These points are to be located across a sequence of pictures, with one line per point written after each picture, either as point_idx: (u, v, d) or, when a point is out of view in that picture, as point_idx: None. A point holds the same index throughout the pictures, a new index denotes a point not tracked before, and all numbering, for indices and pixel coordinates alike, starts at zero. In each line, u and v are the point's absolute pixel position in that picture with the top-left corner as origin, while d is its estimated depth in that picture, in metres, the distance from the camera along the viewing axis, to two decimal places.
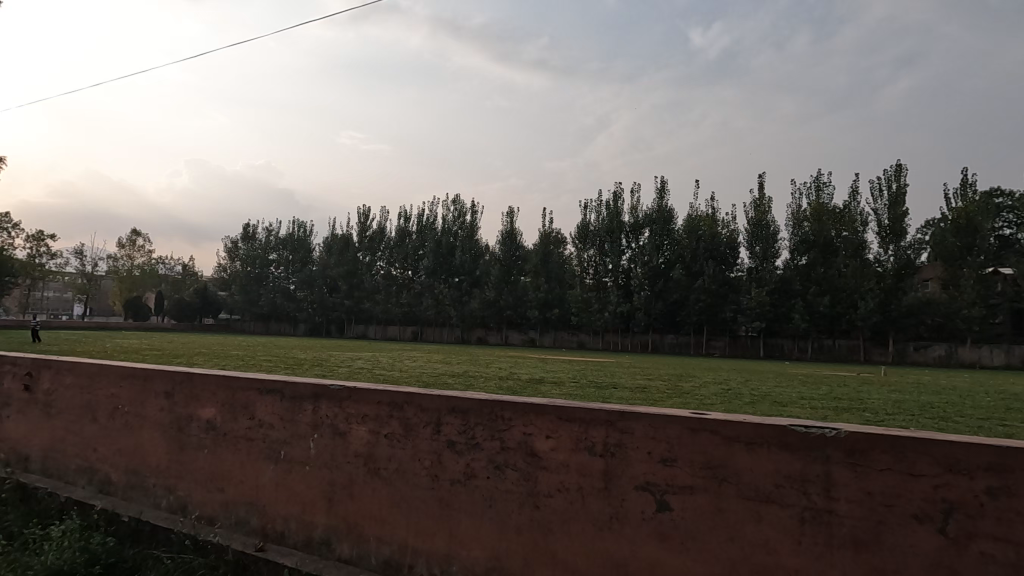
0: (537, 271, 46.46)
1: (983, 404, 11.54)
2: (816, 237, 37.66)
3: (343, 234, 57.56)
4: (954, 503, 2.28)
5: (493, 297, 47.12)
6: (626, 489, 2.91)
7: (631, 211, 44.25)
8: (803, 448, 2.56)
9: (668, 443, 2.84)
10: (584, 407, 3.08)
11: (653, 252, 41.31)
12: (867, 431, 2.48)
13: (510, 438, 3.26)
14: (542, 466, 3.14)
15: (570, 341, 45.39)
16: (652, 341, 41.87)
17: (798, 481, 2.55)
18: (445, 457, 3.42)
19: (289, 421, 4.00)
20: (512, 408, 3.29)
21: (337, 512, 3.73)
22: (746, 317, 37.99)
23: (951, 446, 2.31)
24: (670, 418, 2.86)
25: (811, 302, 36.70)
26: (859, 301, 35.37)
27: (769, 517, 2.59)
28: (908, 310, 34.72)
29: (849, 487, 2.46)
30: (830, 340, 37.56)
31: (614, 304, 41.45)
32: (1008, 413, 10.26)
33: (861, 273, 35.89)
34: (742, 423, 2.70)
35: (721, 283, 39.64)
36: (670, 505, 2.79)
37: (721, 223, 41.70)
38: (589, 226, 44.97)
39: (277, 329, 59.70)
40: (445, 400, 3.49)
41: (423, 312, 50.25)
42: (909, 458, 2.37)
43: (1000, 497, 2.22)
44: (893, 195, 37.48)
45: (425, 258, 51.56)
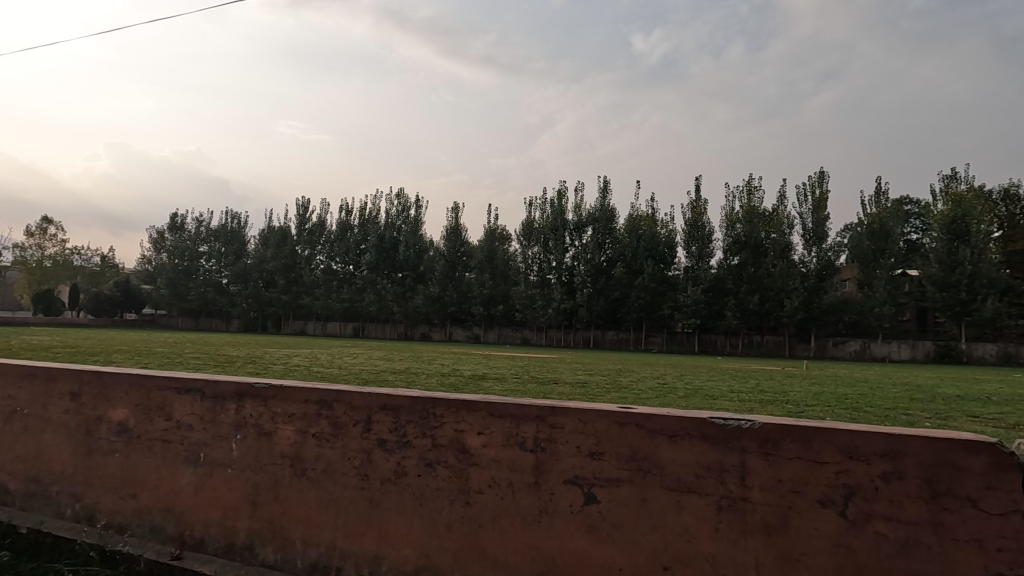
0: (482, 268, 46.22)
1: (890, 395, 12.59)
2: (747, 238, 39.49)
3: (280, 226, 55.36)
4: (853, 488, 2.45)
5: (437, 292, 46.70)
6: (555, 483, 2.95)
7: (575, 209, 45.02)
8: (721, 440, 2.68)
9: (596, 437, 2.90)
10: (516, 404, 3.10)
11: (595, 250, 42.28)
12: (778, 423, 2.62)
13: (442, 435, 3.23)
14: (473, 463, 3.14)
15: (514, 337, 45.69)
16: (593, 337, 43.02)
17: (716, 471, 2.67)
18: (376, 456, 3.35)
19: (210, 421, 3.80)
20: (444, 405, 3.26)
21: (261, 516, 3.58)
22: (682, 313, 39.46)
23: (851, 434, 2.48)
24: (598, 412, 2.93)
25: (742, 300, 38.70)
26: (784, 300, 37.60)
27: (690, 506, 2.69)
28: (828, 308, 37.08)
29: (761, 476, 2.59)
30: (759, 336, 39.86)
31: (558, 300, 42.04)
32: (911, 403, 11.25)
33: (787, 273, 38.05)
34: (665, 417, 2.80)
35: (659, 281, 40.85)
36: (597, 498, 2.86)
37: (661, 223, 43.10)
38: (534, 223, 45.50)
39: (208, 324, 56.71)
40: (375, 398, 3.42)
41: (365, 308, 49.11)
42: (815, 446, 2.52)
43: (891, 480, 2.41)
44: (816, 199, 40.09)
45: (367, 253, 50.41)
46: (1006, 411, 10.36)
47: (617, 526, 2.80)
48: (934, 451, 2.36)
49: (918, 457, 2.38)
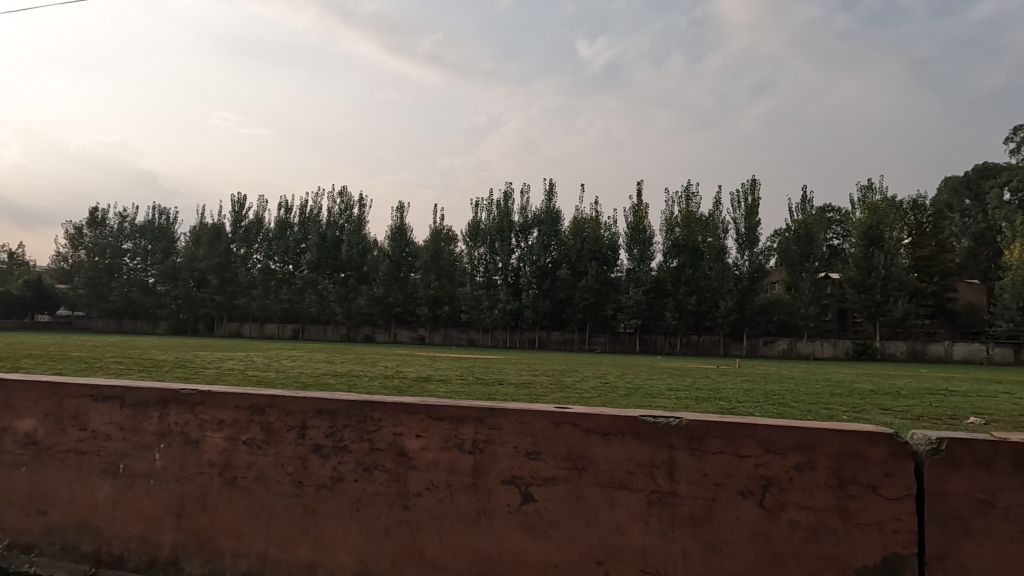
0: (427, 269, 45.76)
1: (814, 391, 13.44)
2: (685, 242, 41.12)
3: (214, 224, 52.78)
4: (770, 479, 2.62)
5: (382, 293, 45.84)
6: (493, 484, 2.98)
7: (521, 210, 45.50)
8: (652, 437, 2.80)
9: (534, 437, 2.96)
10: (454, 407, 3.11)
11: (540, 252, 42.72)
12: (703, 420, 2.76)
13: (380, 439, 3.20)
14: (412, 466, 3.12)
15: (460, 338, 45.51)
16: (539, 337, 43.38)
17: (646, 466, 2.78)
18: (311, 462, 3.27)
19: (131, 430, 3.59)
20: (382, 408, 3.23)
21: (187, 528, 3.42)
22: (624, 314, 40.50)
23: (769, 430, 2.65)
24: (536, 413, 2.98)
25: (681, 301, 40.21)
26: (719, 301, 39.36)
27: (623, 501, 2.79)
28: (760, 309, 39.05)
29: (688, 470, 2.72)
30: (696, 336, 41.43)
31: (504, 302, 42.20)
32: (832, 398, 12.05)
33: (722, 275, 39.89)
34: (600, 416, 2.89)
35: (603, 283, 41.82)
36: (534, 497, 2.91)
37: (604, 226, 44.30)
38: (480, 224, 45.68)
39: (132, 327, 53.26)
40: (310, 402, 3.34)
41: (305, 310, 47.51)
42: (737, 440, 2.68)
43: (804, 471, 2.59)
44: (749, 206, 42.30)
45: (307, 252, 48.87)
46: (913, 403, 11.29)
47: (554, 523, 2.87)
48: (841, 444, 2.56)
49: (826, 448, 2.57)
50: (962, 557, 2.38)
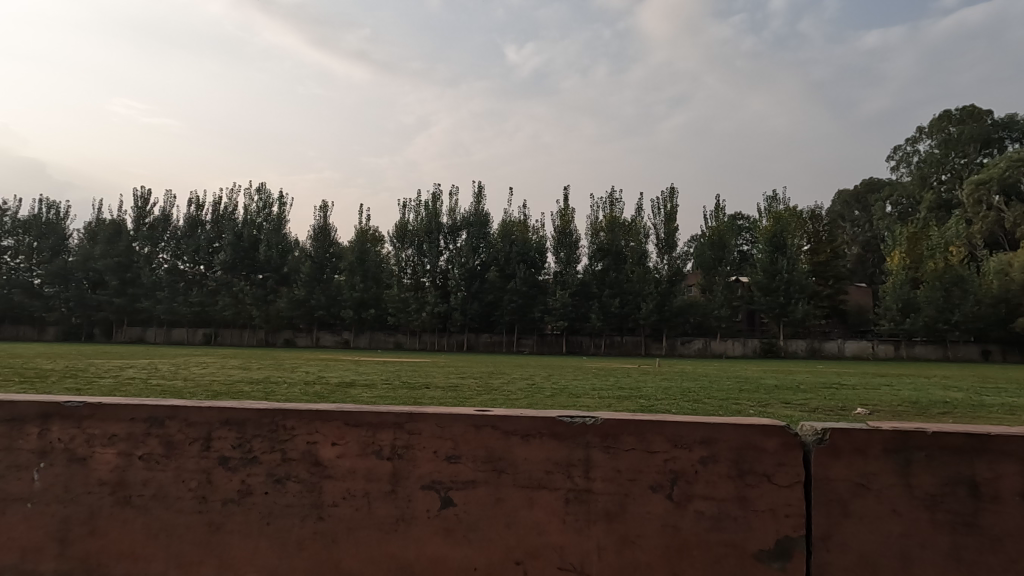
0: (352, 270, 44.43)
1: (725, 387, 14.30)
2: (609, 246, 42.69)
3: (113, 220, 48.47)
4: (678, 473, 2.76)
5: (303, 295, 43.99)
6: (411, 489, 2.94)
7: (449, 212, 45.31)
8: (568, 436, 2.87)
9: (453, 441, 2.95)
10: (371, 412, 3.05)
11: (469, 254, 42.71)
12: (617, 418, 2.86)
13: (292, 448, 3.07)
14: (327, 475, 3.02)
15: (387, 341, 44.51)
16: (467, 340, 43.28)
17: (564, 465, 2.85)
18: (216, 476, 3.08)
19: (4, 449, 3.22)
20: (296, 416, 3.10)
21: (73, 555, 3.10)
22: (552, 316, 41.14)
23: (677, 426, 2.80)
24: (455, 417, 2.97)
25: (605, 304, 41.49)
26: (641, 303, 41.02)
27: (541, 501, 2.84)
28: (678, 311, 40.99)
29: (603, 468, 2.82)
30: (620, 337, 42.91)
31: (432, 304, 41.73)
32: (741, 394, 12.86)
33: (643, 278, 41.68)
34: (519, 418, 2.93)
35: (531, 285, 42.37)
36: (453, 501, 2.90)
37: (532, 230, 45.08)
38: (407, 225, 45.11)
39: (13, 333, 47.74)
40: (217, 412, 3.15)
41: (219, 313, 44.64)
42: (648, 437, 2.80)
43: (707, 464, 2.75)
44: (667, 212, 44.50)
45: (221, 252, 46.04)
46: (811, 397, 12.28)
47: (474, 526, 2.87)
48: (740, 437, 2.74)
49: (728, 441, 2.75)
50: (843, 536, 2.62)
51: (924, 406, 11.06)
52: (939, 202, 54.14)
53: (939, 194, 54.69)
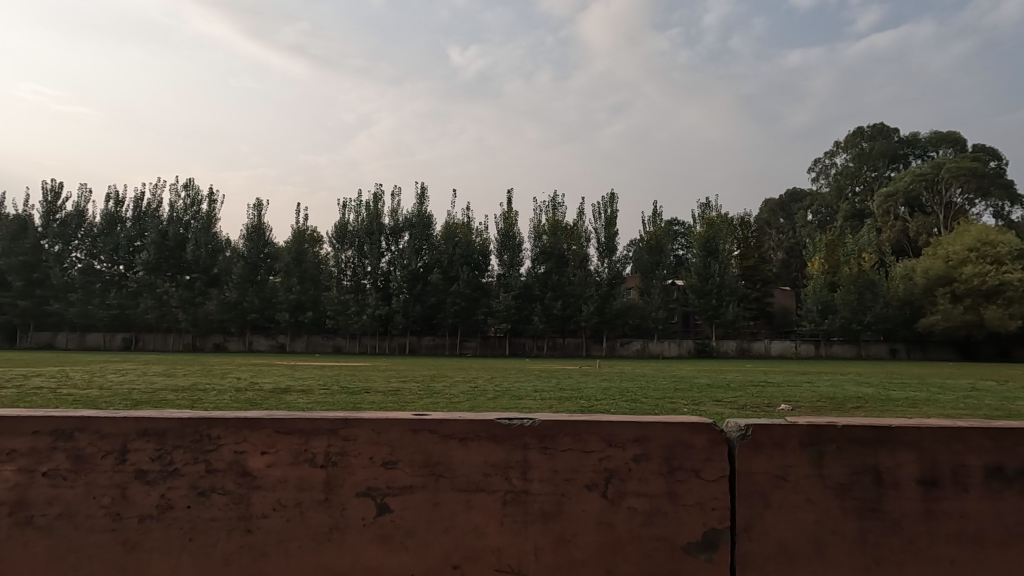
0: (289, 271, 42.81)
1: (661, 387, 14.80)
2: (552, 249, 43.39)
3: (17, 215, 44.38)
4: (613, 471, 2.84)
5: (235, 298, 41.96)
6: (346, 497, 2.87)
7: (391, 213, 44.60)
8: (506, 438, 2.89)
9: (390, 447, 2.90)
10: (305, 419, 2.95)
11: (412, 256, 42.14)
12: (554, 419, 2.91)
13: (218, 459, 2.92)
14: (256, 485, 2.89)
15: (325, 345, 43.18)
16: (409, 343, 42.70)
17: (501, 468, 2.87)
18: (133, 490, 2.89)
19: None
20: (222, 425, 2.95)
21: None
22: (495, 318, 41.16)
23: (611, 425, 2.88)
24: (392, 422, 2.92)
25: (548, 306, 42.03)
26: (582, 305, 41.76)
27: (478, 503, 2.84)
28: (617, 313, 42.05)
29: (540, 469, 2.85)
30: (562, 339, 43.59)
31: (373, 306, 40.85)
32: (677, 393, 13.34)
33: (585, 281, 42.47)
34: (458, 421, 2.92)
35: (474, 288, 42.23)
36: (390, 507, 2.85)
37: (476, 232, 45.14)
38: (347, 225, 44.00)
39: None
40: (133, 422, 2.95)
41: (140, 316, 41.78)
42: (584, 438, 2.86)
43: (641, 462, 2.84)
44: (608, 217, 45.73)
45: (143, 251, 43.14)
46: (740, 395, 12.92)
47: (411, 532, 2.83)
48: (670, 435, 2.85)
49: (658, 439, 2.85)
50: (765, 526, 2.78)
51: (839, 401, 11.88)
52: (853, 212, 58.47)
53: (853, 204, 59.08)
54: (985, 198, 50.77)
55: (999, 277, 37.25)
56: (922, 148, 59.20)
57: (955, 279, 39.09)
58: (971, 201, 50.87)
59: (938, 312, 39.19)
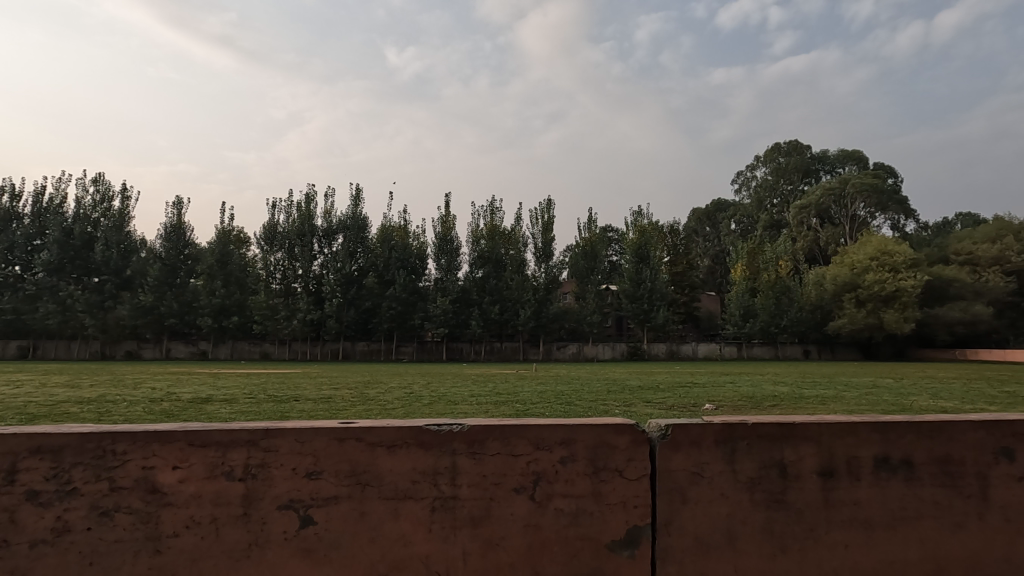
0: (212, 274, 40.52)
1: (595, 390, 15.16)
2: (489, 254, 43.55)
3: None
4: (540, 474, 2.89)
5: (150, 302, 39.11)
6: (267, 511, 2.76)
7: (325, 214, 43.20)
8: (434, 444, 2.88)
9: (314, 457, 2.81)
10: (222, 430, 2.81)
11: (345, 259, 40.98)
12: (482, 425, 2.93)
13: (125, 475, 2.73)
14: (167, 502, 2.73)
15: (252, 352, 41.20)
16: (342, 349, 41.50)
17: (430, 474, 2.86)
18: (24, 515, 2.64)
19: None
20: (128, 439, 2.76)
21: None
22: (432, 323, 40.74)
23: (539, 428, 2.93)
24: (316, 430, 2.84)
25: (485, 310, 42.06)
26: (519, 310, 42.07)
27: (406, 510, 2.81)
28: (553, 317, 42.76)
29: (468, 474, 2.86)
30: (499, 343, 43.81)
31: (304, 311, 39.36)
32: (609, 395, 13.70)
33: (522, 286, 42.87)
34: (385, 428, 2.88)
35: (410, 292, 41.53)
36: (314, 519, 2.77)
37: (413, 235, 44.48)
38: (277, 226, 42.24)
39: None
40: (25, 439, 2.70)
41: (39, 323, 38.12)
42: (512, 441, 2.90)
43: (567, 464, 2.91)
44: (545, 223, 46.45)
45: (44, 251, 39.43)
46: (668, 396, 13.46)
47: (334, 544, 2.76)
48: (595, 436, 2.94)
49: (584, 440, 2.93)
50: (683, 520, 2.92)
51: (758, 400, 12.62)
52: (772, 222, 62.47)
53: (772, 215, 63.15)
54: (885, 211, 55.63)
55: (896, 283, 40.93)
56: (831, 164, 64.29)
57: (859, 285, 42.69)
58: (873, 215, 55.69)
59: (845, 316, 42.60)
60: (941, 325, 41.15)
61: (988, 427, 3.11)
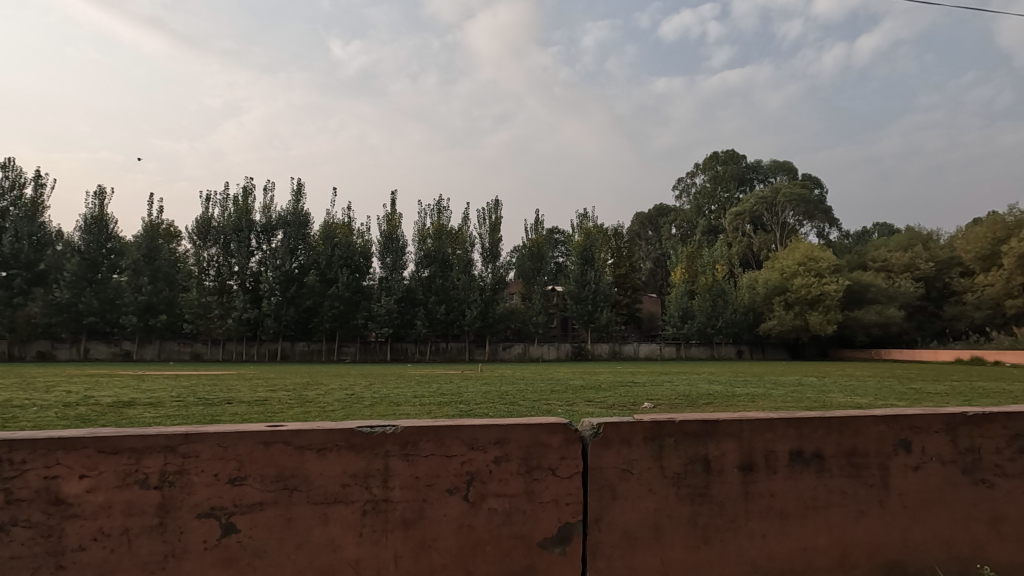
0: (138, 269, 38.06)
1: (539, 390, 15.28)
2: (436, 254, 43.14)
3: None
4: (474, 474, 2.89)
5: (66, 299, 36.27)
6: (185, 520, 2.63)
7: (263, 209, 41.44)
8: (367, 447, 2.82)
9: (238, 461, 2.70)
10: (137, 435, 2.65)
11: (285, 257, 39.53)
12: (415, 425, 2.91)
13: (24, 485, 2.53)
14: (73, 514, 2.55)
15: (182, 352, 39.09)
16: (281, 349, 40.02)
17: (361, 477, 2.80)
18: None
19: None
20: (28, 447, 2.55)
21: None
22: (376, 323, 39.95)
23: (473, 428, 2.94)
24: (241, 434, 2.72)
25: (431, 310, 41.65)
26: (465, 310, 41.91)
27: (336, 516, 2.75)
28: (500, 317, 42.83)
29: (401, 476, 2.83)
30: (444, 343, 43.52)
31: (240, 309, 37.76)
32: (552, 395, 13.83)
33: (468, 286, 42.67)
34: (315, 431, 2.80)
35: (354, 291, 40.52)
36: (236, 527, 2.66)
37: (357, 233, 43.35)
38: (211, 220, 40.16)
39: None
40: None
41: None
42: (445, 441, 2.89)
43: (501, 463, 2.93)
44: (492, 223, 46.43)
45: None
46: (609, 395, 13.72)
47: (259, 552, 2.66)
48: (529, 436, 2.97)
49: (518, 440, 2.96)
50: (613, 517, 3.00)
51: (693, 399, 13.09)
52: (710, 228, 65.21)
53: (709, 221, 65.90)
54: (811, 220, 59.22)
55: (820, 288, 43.61)
56: (764, 174, 67.78)
57: (787, 289, 45.25)
58: (801, 223, 59.11)
59: (775, 318, 45.04)
60: (859, 327, 44.17)
61: (889, 420, 3.37)
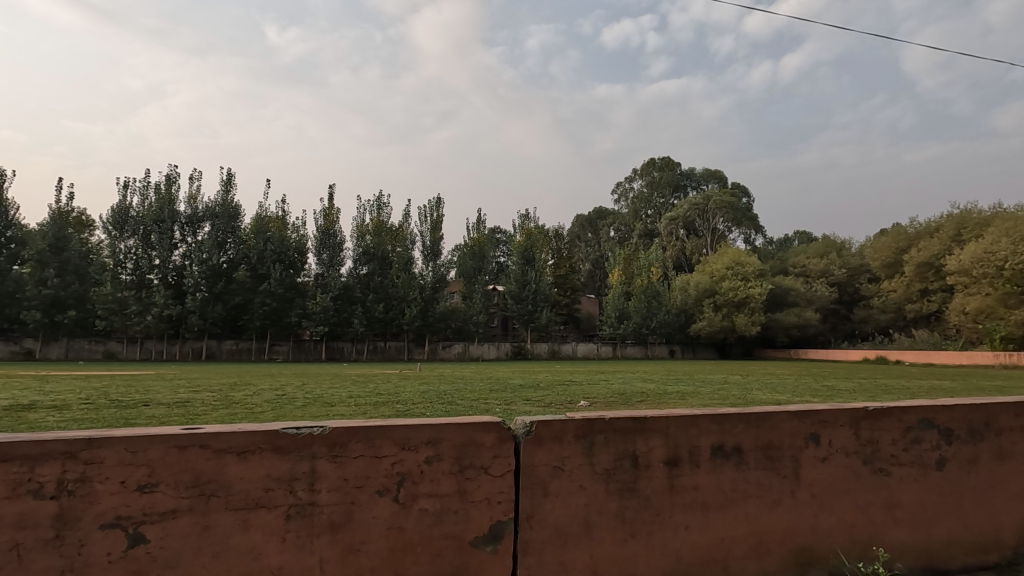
0: (43, 261, 34.84)
1: (477, 390, 15.23)
2: (375, 251, 42.18)
3: None
4: (405, 474, 2.85)
5: None
6: (86, 531, 2.43)
7: (189, 199, 39.04)
8: (292, 449, 2.72)
9: (150, 467, 2.53)
10: (31, 441, 2.42)
11: (213, 250, 37.45)
12: (344, 426, 2.82)
13: None
14: None
15: (93, 352, 36.19)
16: (206, 348, 37.88)
17: (285, 481, 2.69)
18: None
19: None
20: None
21: None
22: (311, 322, 38.73)
23: (404, 429, 2.89)
24: (153, 438, 2.55)
25: (369, 308, 40.72)
26: (404, 309, 41.27)
27: (258, 521, 2.63)
28: (440, 316, 42.42)
29: (329, 478, 2.75)
30: (383, 342, 42.65)
31: (160, 306, 35.45)
32: (491, 394, 13.83)
33: (408, 284, 41.99)
34: (236, 433, 2.66)
35: (287, 288, 38.94)
36: (146, 537, 2.49)
37: (291, 227, 41.67)
38: (129, 209, 37.40)
39: None
40: None
41: None
42: (376, 442, 2.83)
43: (432, 462, 2.91)
44: (433, 221, 45.93)
45: None
46: (547, 394, 13.88)
47: (172, 562, 2.51)
48: (463, 435, 2.96)
49: (451, 440, 2.94)
50: (544, 514, 3.04)
51: (628, 396, 13.47)
52: (646, 232, 67.45)
53: (646, 225, 68.16)
54: (739, 226, 62.45)
55: (746, 291, 46.09)
56: (696, 181, 70.81)
57: (716, 291, 47.54)
58: (729, 229, 62.20)
59: (704, 319, 47.25)
60: (780, 328, 47.06)
61: (801, 416, 3.60)
